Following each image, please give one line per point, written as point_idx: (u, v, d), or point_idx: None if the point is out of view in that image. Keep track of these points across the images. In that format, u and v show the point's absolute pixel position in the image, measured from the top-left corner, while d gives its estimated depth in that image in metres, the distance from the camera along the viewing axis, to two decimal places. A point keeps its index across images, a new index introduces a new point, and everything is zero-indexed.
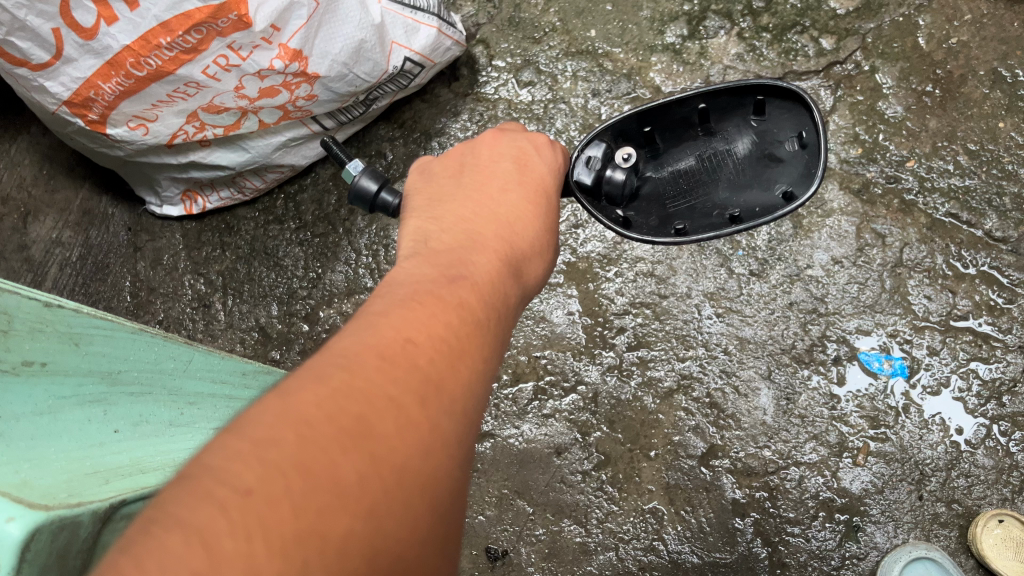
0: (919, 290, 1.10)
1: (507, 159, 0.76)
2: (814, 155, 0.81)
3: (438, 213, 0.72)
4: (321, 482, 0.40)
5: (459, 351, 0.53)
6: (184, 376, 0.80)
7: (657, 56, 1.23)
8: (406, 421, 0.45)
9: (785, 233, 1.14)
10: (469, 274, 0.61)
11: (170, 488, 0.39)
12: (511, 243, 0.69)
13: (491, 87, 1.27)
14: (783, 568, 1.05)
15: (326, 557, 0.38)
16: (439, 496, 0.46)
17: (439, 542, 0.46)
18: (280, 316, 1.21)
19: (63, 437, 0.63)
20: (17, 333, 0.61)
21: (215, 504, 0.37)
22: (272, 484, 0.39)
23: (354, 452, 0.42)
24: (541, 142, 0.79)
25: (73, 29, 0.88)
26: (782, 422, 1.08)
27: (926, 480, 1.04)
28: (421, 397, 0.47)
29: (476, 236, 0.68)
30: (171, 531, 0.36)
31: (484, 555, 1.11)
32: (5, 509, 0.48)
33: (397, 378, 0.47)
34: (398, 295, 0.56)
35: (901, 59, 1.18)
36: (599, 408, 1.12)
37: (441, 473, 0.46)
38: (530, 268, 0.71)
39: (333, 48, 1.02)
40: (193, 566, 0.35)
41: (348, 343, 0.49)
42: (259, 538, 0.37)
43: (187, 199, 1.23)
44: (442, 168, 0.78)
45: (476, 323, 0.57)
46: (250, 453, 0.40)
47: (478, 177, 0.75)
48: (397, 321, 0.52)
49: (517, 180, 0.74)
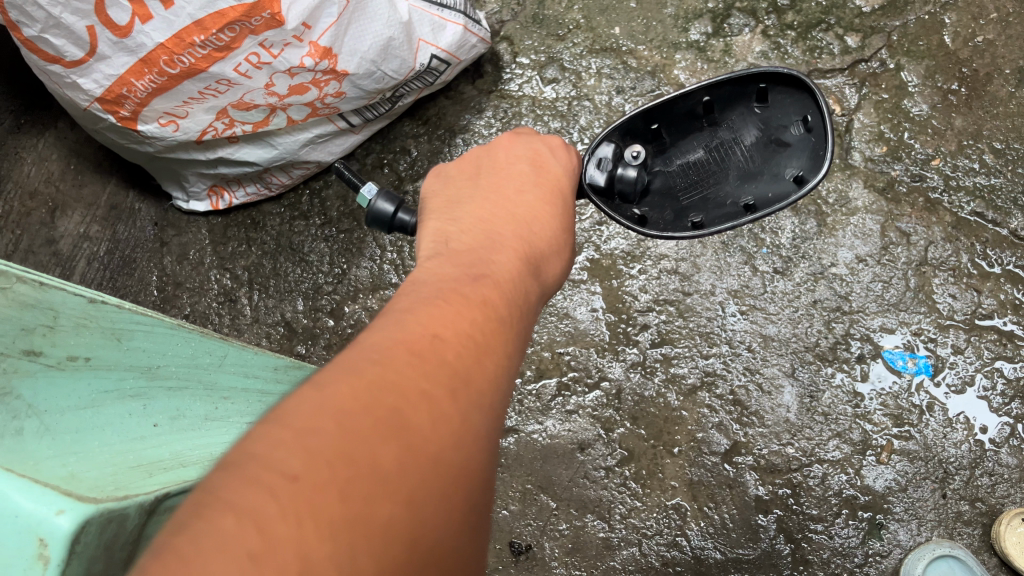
0: (944, 288, 1.10)
1: (524, 161, 0.77)
2: (821, 137, 0.82)
3: (458, 212, 0.72)
4: (362, 470, 0.41)
5: (486, 346, 0.53)
6: (218, 371, 0.81)
7: (681, 53, 1.23)
8: (439, 413, 0.46)
9: (810, 231, 1.14)
10: (493, 271, 0.62)
11: (217, 473, 0.39)
12: (534, 243, 0.69)
13: (515, 84, 1.27)
14: (806, 565, 1.05)
15: (370, 544, 0.39)
16: (470, 487, 0.47)
17: (469, 534, 0.47)
18: (305, 311, 1.22)
19: (106, 430, 0.64)
20: (62, 328, 0.62)
21: (265, 488, 0.38)
22: (316, 471, 0.39)
23: (392, 442, 0.43)
24: (555, 144, 0.80)
25: (108, 27, 0.89)
26: (805, 419, 1.09)
27: (949, 479, 1.05)
28: (451, 391, 0.48)
29: (497, 232, 0.68)
30: (224, 514, 0.37)
31: (507, 549, 1.11)
32: (55, 503, 0.49)
33: (427, 372, 0.48)
34: (423, 290, 0.57)
35: (926, 57, 1.18)
36: (623, 405, 1.13)
37: (472, 465, 0.47)
38: (551, 267, 0.71)
39: (362, 46, 1.03)
40: (248, 549, 0.36)
41: (378, 335, 0.49)
42: (307, 523, 0.38)
43: (213, 194, 1.24)
44: (459, 170, 0.78)
45: (501, 319, 0.57)
46: (294, 440, 0.40)
47: (496, 177, 0.75)
48: (423, 316, 0.52)
49: (534, 182, 0.75)
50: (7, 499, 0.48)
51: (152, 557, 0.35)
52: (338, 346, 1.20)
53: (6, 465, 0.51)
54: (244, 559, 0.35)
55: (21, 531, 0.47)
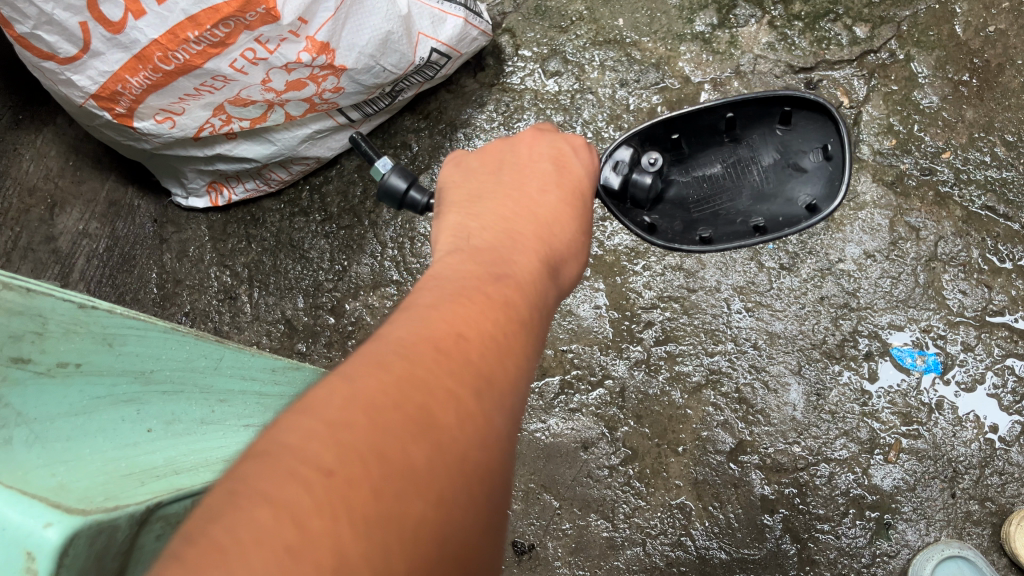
0: (954, 284, 1.08)
1: (544, 159, 0.74)
2: (839, 167, 0.81)
3: (477, 208, 0.69)
4: (394, 467, 0.40)
5: (510, 345, 0.52)
6: (215, 375, 0.80)
7: (686, 45, 1.21)
8: (467, 412, 0.45)
9: (817, 227, 1.12)
10: (514, 269, 0.60)
11: (248, 464, 0.39)
12: (552, 244, 0.67)
13: (518, 78, 1.25)
14: (813, 565, 1.04)
15: (404, 540, 0.38)
16: (497, 489, 0.45)
17: (494, 535, 0.45)
18: (306, 309, 1.21)
19: (98, 437, 0.63)
20: (51, 334, 0.61)
21: (300, 481, 0.37)
22: (349, 465, 0.39)
23: (423, 439, 0.42)
24: (579, 144, 0.76)
25: (101, 23, 0.88)
26: (812, 418, 1.07)
27: (959, 478, 1.03)
28: (477, 390, 0.47)
29: (516, 231, 0.66)
30: (259, 505, 0.36)
31: (511, 548, 1.10)
32: (41, 515, 0.48)
33: (454, 370, 0.46)
34: (445, 286, 0.55)
35: (937, 48, 1.15)
36: (627, 403, 1.12)
37: (499, 466, 0.46)
38: (567, 271, 0.69)
39: (360, 40, 1.01)
40: (285, 542, 0.35)
41: (404, 330, 0.48)
42: (343, 518, 0.37)
43: (213, 190, 1.23)
44: (481, 163, 0.75)
45: (523, 320, 0.55)
46: (326, 435, 0.40)
47: (517, 174, 0.73)
48: (447, 312, 0.50)
49: (556, 183, 0.72)
50: None
51: (188, 547, 0.34)
52: (339, 343, 1.19)
53: None
54: (282, 552, 0.35)
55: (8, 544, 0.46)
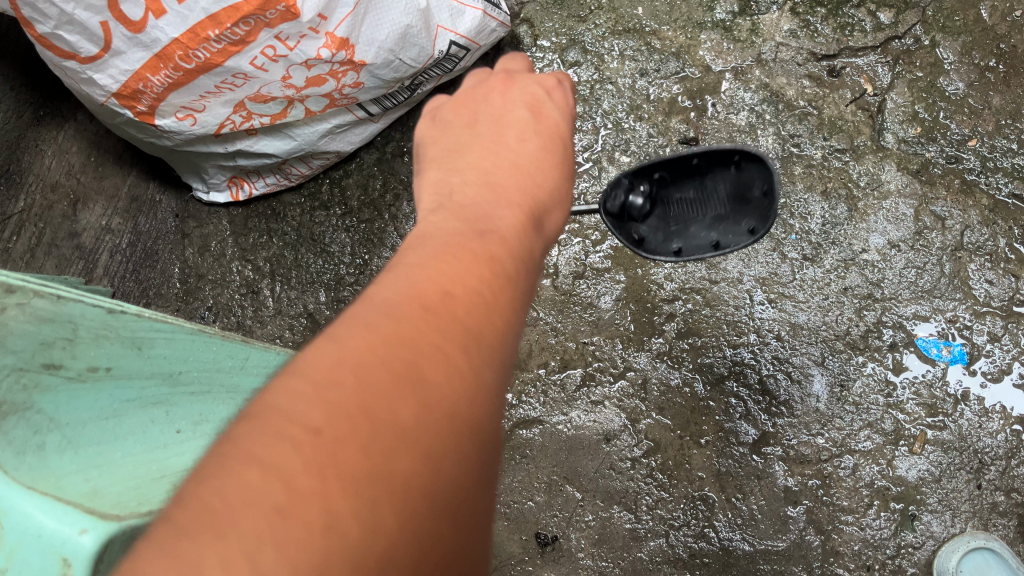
0: (981, 273, 1.08)
1: (519, 107, 0.69)
2: (773, 202, 0.78)
3: (458, 165, 0.65)
4: (382, 424, 0.38)
5: (498, 302, 0.49)
6: (242, 374, 0.78)
7: (707, 33, 1.20)
8: (456, 367, 0.43)
9: (840, 217, 1.11)
10: (498, 227, 0.56)
11: (239, 428, 0.38)
12: (535, 198, 0.62)
13: (536, 69, 1.24)
14: (837, 557, 1.03)
15: (395, 494, 0.37)
16: (489, 443, 0.44)
17: (487, 487, 0.44)
18: (328, 303, 1.22)
19: (129, 440, 0.64)
20: (82, 341, 0.62)
21: (290, 443, 0.37)
22: (338, 424, 0.38)
23: (410, 396, 0.40)
24: (549, 84, 0.72)
25: (122, 22, 0.88)
26: (836, 409, 1.07)
27: (984, 469, 1.03)
28: (465, 346, 0.45)
29: (498, 187, 0.61)
30: (248, 467, 0.36)
31: (534, 540, 1.09)
32: (78, 522, 0.49)
33: (440, 327, 0.44)
34: (428, 247, 0.52)
35: (962, 33, 1.14)
36: (649, 395, 1.11)
37: (489, 422, 0.44)
38: (552, 222, 0.64)
39: (380, 36, 1.01)
40: (275, 503, 0.35)
41: (388, 294, 0.46)
42: (332, 474, 0.36)
43: (233, 185, 1.22)
44: (455, 115, 0.70)
45: (509, 278, 0.52)
46: (313, 396, 0.38)
47: (494, 126, 0.67)
48: (430, 272, 0.48)
49: (533, 132, 0.67)
50: (32, 518, 0.49)
51: (182, 512, 0.34)
52: None
53: (28, 483, 0.52)
54: (272, 513, 0.34)
55: (48, 548, 0.48)
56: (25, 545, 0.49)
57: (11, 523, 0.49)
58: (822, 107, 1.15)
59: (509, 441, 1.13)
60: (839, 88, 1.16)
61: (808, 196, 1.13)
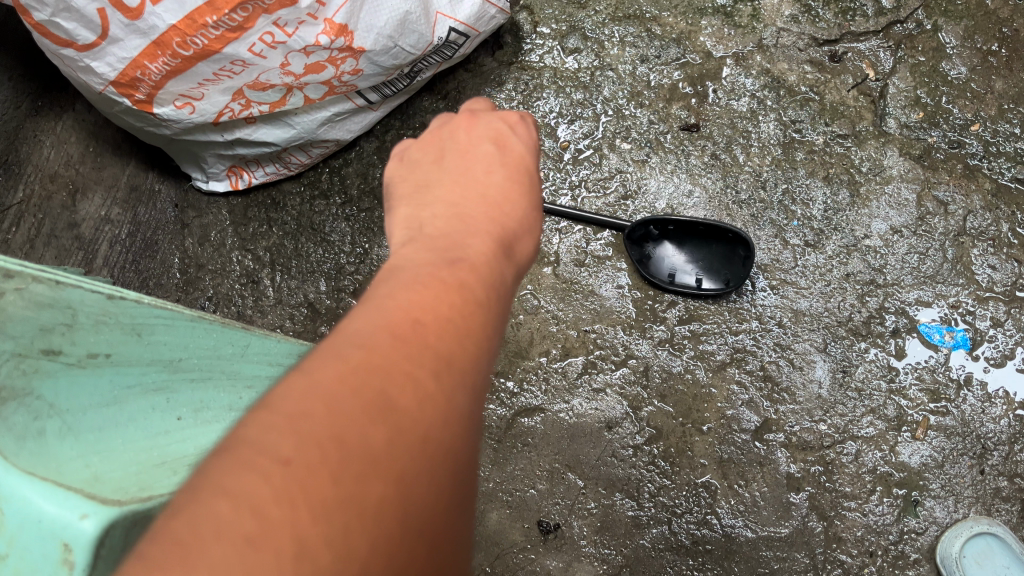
0: (983, 259, 1.08)
1: (483, 142, 0.68)
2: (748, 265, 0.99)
3: (429, 197, 0.64)
4: (352, 452, 0.38)
5: (472, 327, 0.49)
6: (243, 361, 0.77)
7: (708, 19, 1.19)
8: (427, 392, 0.42)
9: (842, 202, 1.11)
10: (468, 254, 0.55)
11: (206, 462, 0.37)
12: (508, 223, 0.62)
13: (536, 55, 1.23)
14: (839, 543, 1.03)
15: (365, 522, 0.37)
16: (461, 470, 0.43)
17: (459, 515, 0.43)
18: (329, 292, 1.21)
19: (130, 426, 0.63)
20: (80, 326, 0.62)
21: (258, 473, 0.36)
22: (308, 452, 0.37)
23: (381, 424, 0.39)
24: (513, 119, 0.71)
25: (118, 8, 0.87)
26: (838, 395, 1.07)
27: (988, 455, 1.03)
28: (438, 371, 0.44)
29: (468, 216, 0.61)
30: (217, 498, 0.34)
31: (536, 528, 1.08)
32: (78, 507, 0.48)
33: (411, 354, 0.44)
34: (398, 276, 0.51)
35: (965, 17, 1.14)
36: (651, 382, 1.10)
37: (463, 449, 0.43)
38: (525, 248, 0.64)
39: (378, 22, 1.00)
40: (244, 532, 0.34)
41: (357, 324, 0.46)
42: (302, 503, 0.35)
43: (232, 174, 1.21)
44: (422, 152, 0.70)
45: (483, 303, 0.51)
46: (283, 426, 0.38)
47: (460, 160, 0.67)
48: (399, 301, 0.48)
49: (499, 163, 0.66)
50: (30, 504, 0.49)
51: (149, 544, 0.33)
52: None
53: (27, 468, 0.51)
54: (241, 544, 0.33)
55: (49, 534, 0.47)
56: (25, 531, 0.48)
57: (11, 509, 0.49)
58: (824, 92, 1.15)
59: (510, 429, 1.12)
60: (841, 73, 1.15)
61: (810, 182, 1.12)
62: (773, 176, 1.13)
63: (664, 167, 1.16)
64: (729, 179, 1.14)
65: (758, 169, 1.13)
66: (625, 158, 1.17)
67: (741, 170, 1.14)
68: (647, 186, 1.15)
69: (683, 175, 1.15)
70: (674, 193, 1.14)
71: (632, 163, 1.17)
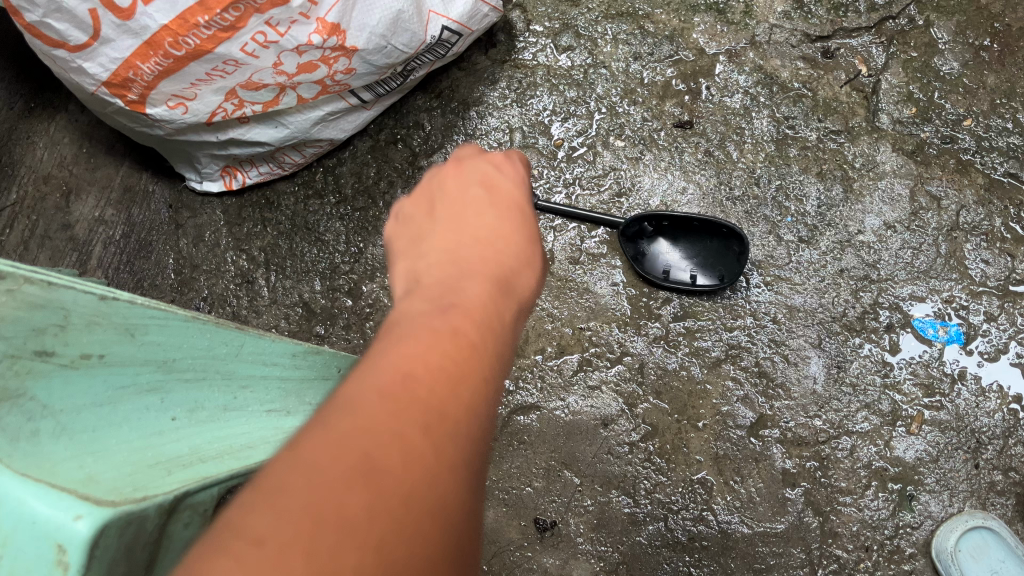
0: (976, 254, 1.08)
1: (474, 186, 0.69)
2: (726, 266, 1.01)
3: (425, 249, 0.65)
4: (332, 522, 0.38)
5: (464, 378, 0.48)
6: (237, 362, 0.77)
7: (700, 16, 1.19)
8: (412, 453, 0.42)
9: (836, 198, 1.11)
10: (461, 300, 0.55)
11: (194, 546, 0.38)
12: (503, 265, 0.62)
13: (530, 53, 1.23)
14: (835, 538, 1.04)
15: None
16: (453, 530, 0.43)
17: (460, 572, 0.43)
18: (323, 291, 1.21)
19: (125, 427, 0.63)
20: (74, 327, 0.62)
21: (238, 552, 0.36)
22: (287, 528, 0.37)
23: (362, 491, 0.40)
24: (500, 161, 0.73)
25: (110, 9, 0.87)
26: (833, 390, 1.07)
27: (982, 449, 1.04)
28: (424, 430, 0.44)
29: (461, 262, 0.61)
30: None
31: (533, 525, 1.08)
32: (72, 508, 0.49)
33: (397, 414, 0.44)
34: (390, 333, 0.52)
35: (957, 12, 1.14)
36: (646, 379, 1.10)
37: (455, 506, 0.43)
38: (525, 288, 0.64)
39: (371, 20, 0.99)
40: None
41: (347, 389, 0.46)
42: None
43: (226, 174, 1.21)
44: (416, 206, 0.71)
45: (475, 352, 0.51)
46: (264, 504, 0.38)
47: (452, 209, 0.68)
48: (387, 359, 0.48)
49: (489, 206, 0.67)
50: (25, 505, 0.48)
51: None
52: (357, 326, 1.19)
53: (20, 470, 0.51)
54: None
55: (43, 536, 0.47)
56: (20, 532, 0.48)
57: (6, 512, 0.49)
58: (816, 88, 1.15)
59: (507, 427, 1.12)
60: (834, 69, 1.15)
61: (804, 177, 1.12)
62: (766, 172, 1.13)
63: (658, 165, 1.16)
64: (723, 176, 1.14)
65: (752, 166, 1.13)
66: (619, 156, 1.17)
67: (735, 166, 1.14)
68: (641, 183, 1.15)
69: (676, 172, 1.15)
70: (668, 190, 1.14)
71: (626, 161, 1.17)
